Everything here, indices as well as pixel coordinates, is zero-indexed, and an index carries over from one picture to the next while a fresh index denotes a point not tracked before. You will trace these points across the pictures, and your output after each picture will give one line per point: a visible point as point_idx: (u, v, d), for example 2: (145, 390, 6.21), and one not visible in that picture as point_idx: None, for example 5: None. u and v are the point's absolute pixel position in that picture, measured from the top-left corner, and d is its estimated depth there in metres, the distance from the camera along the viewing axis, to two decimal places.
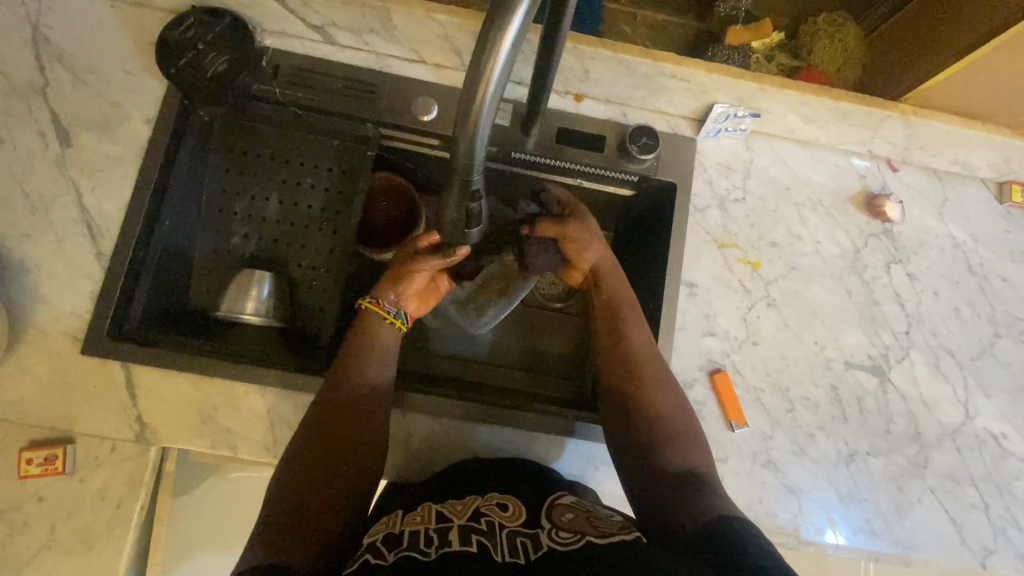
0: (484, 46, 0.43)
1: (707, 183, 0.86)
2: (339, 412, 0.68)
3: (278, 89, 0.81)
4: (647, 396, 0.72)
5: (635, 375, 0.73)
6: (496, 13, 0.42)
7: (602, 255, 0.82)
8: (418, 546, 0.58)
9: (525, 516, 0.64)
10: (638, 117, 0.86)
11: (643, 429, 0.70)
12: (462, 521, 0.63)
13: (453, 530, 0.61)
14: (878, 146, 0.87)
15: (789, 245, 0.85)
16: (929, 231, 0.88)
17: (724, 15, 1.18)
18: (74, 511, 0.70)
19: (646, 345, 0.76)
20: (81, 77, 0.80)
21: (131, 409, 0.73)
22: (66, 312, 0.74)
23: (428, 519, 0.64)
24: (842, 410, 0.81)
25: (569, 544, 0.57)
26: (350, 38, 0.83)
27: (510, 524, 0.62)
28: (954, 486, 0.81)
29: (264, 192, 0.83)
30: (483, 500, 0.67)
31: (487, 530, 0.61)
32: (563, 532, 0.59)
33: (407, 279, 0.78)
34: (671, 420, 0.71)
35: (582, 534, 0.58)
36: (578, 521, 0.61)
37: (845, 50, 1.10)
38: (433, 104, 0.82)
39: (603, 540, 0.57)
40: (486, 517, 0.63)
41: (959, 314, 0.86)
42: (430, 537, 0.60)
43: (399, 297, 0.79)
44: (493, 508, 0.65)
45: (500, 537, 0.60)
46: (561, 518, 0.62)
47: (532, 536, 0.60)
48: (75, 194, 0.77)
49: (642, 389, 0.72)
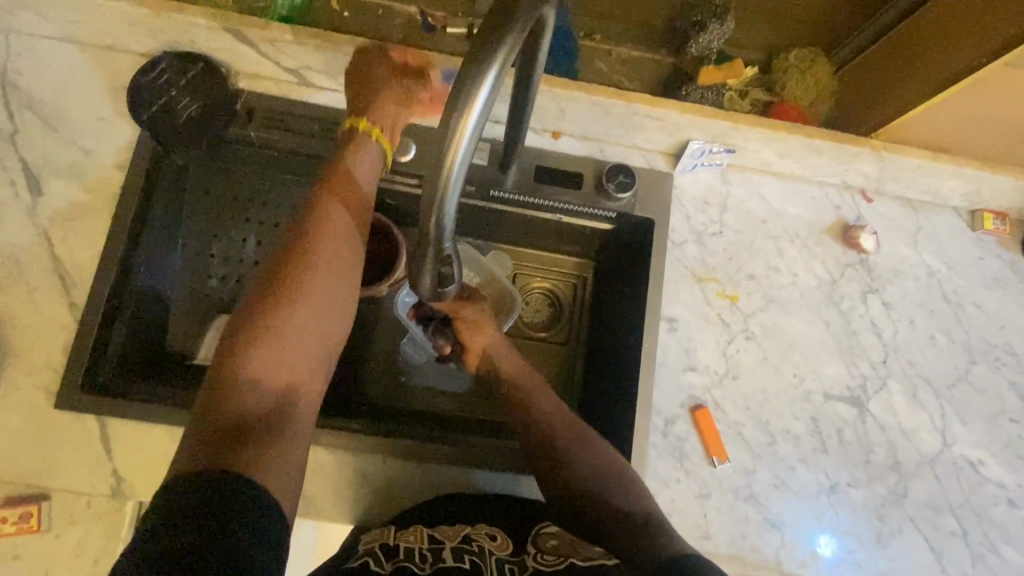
0: (452, 113, 0.44)
1: (685, 218, 0.86)
2: (284, 306, 0.55)
3: (253, 130, 0.80)
4: (567, 462, 0.68)
5: (550, 443, 0.70)
6: (460, 85, 0.44)
7: (496, 340, 0.79)
8: (413, 560, 0.62)
9: (512, 546, 0.67)
10: (615, 154, 0.86)
11: (569, 489, 0.66)
12: (454, 543, 0.66)
13: (447, 549, 0.64)
14: (852, 178, 0.88)
15: (767, 277, 0.86)
16: (904, 259, 0.89)
17: (697, 55, 1.16)
18: (50, 569, 0.69)
19: (555, 413, 0.73)
20: (52, 124, 0.79)
21: (106, 462, 0.72)
22: (39, 365, 0.73)
23: (421, 538, 0.67)
24: (822, 442, 0.82)
25: (552, 566, 0.62)
26: (326, 80, 0.82)
27: (499, 551, 0.65)
28: (933, 514, 0.82)
29: (241, 233, 0.85)
30: (473, 528, 0.70)
31: (477, 551, 0.64)
32: (547, 555, 0.64)
33: (387, 100, 0.68)
34: (600, 476, 0.66)
35: (565, 557, 0.63)
36: (563, 546, 0.65)
37: (817, 85, 1.10)
38: (409, 144, 0.83)
39: (586, 562, 0.62)
40: (476, 540, 0.66)
41: (935, 342, 0.87)
42: (425, 554, 0.63)
43: (388, 116, 0.68)
44: (484, 536, 0.68)
45: (490, 561, 0.63)
46: (546, 544, 0.67)
47: (519, 562, 0.64)
48: (47, 243, 0.76)
49: (562, 456, 0.68)
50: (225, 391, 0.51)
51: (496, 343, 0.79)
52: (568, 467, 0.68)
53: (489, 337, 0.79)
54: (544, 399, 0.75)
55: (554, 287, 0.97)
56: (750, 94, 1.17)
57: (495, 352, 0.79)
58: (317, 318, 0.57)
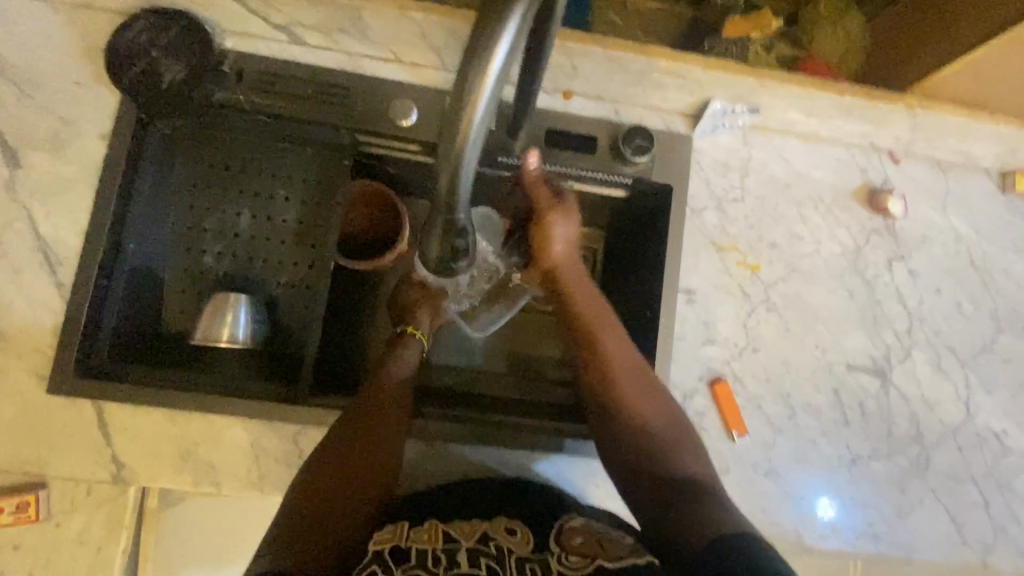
0: (474, 55, 0.39)
1: (705, 183, 0.82)
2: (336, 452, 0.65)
3: (243, 94, 0.74)
4: (631, 410, 0.68)
5: (615, 387, 0.70)
6: (484, 26, 0.39)
7: (567, 254, 0.76)
8: (427, 565, 0.62)
9: (533, 541, 0.66)
10: (631, 115, 0.80)
11: (639, 440, 0.67)
12: (470, 543, 0.65)
13: (462, 551, 0.64)
14: (880, 139, 0.84)
15: (789, 245, 0.82)
16: (932, 225, 0.85)
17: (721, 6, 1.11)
18: (53, 559, 0.67)
19: (625, 356, 0.72)
20: (25, 90, 0.73)
21: (106, 448, 0.69)
22: (29, 349, 0.69)
23: (434, 537, 0.66)
24: (844, 414, 0.80)
25: (579, 571, 0.61)
26: (320, 38, 0.77)
27: (519, 549, 0.65)
28: (955, 485, 0.80)
29: (236, 206, 0.77)
30: (490, 523, 0.68)
31: (495, 553, 0.64)
32: (572, 557, 0.63)
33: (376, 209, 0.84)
34: (661, 432, 0.67)
35: (592, 558, 0.63)
36: (589, 545, 0.64)
37: (847, 37, 1.06)
38: (411, 106, 0.77)
39: (614, 565, 0.61)
40: (494, 538, 0.66)
41: (961, 311, 0.84)
42: (438, 556, 0.63)
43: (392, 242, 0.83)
44: (503, 532, 0.67)
45: (509, 562, 0.63)
46: (570, 542, 0.65)
47: (541, 562, 0.63)
48: (28, 220, 0.71)
49: (626, 403, 0.69)
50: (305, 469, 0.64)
51: (570, 259, 0.77)
52: (638, 418, 0.68)
53: (562, 248, 0.76)
54: (610, 331, 0.73)
55: None
56: (775, 48, 1.08)
57: (564, 263, 0.76)
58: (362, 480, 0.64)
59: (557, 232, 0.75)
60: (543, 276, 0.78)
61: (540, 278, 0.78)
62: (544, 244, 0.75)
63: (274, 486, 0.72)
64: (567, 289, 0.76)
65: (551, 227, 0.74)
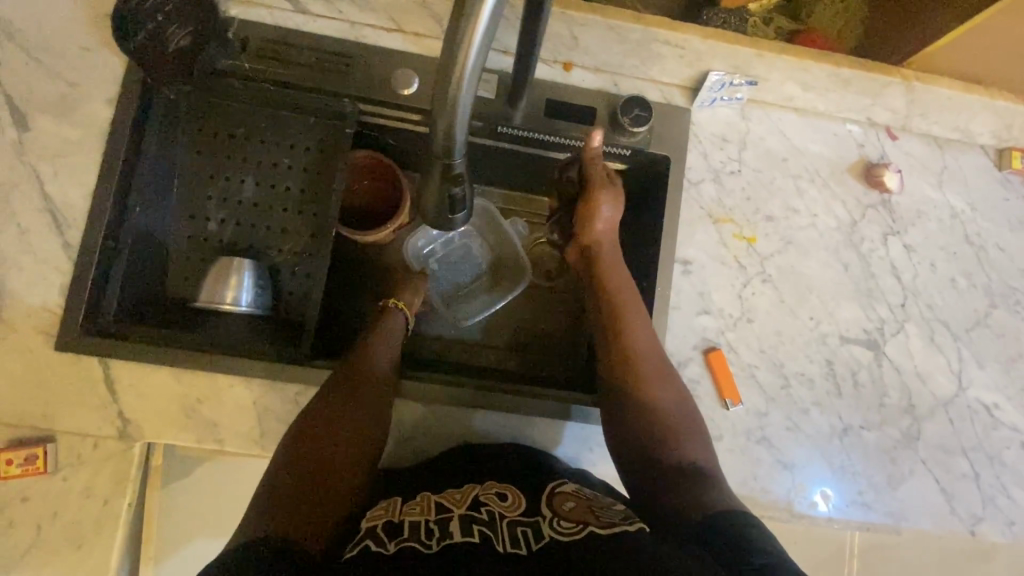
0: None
1: (702, 155, 0.82)
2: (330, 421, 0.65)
3: (247, 62, 0.77)
4: (648, 396, 0.69)
5: (635, 372, 0.71)
6: None
7: (608, 235, 0.80)
8: (419, 538, 0.58)
9: (524, 505, 0.63)
10: (629, 87, 0.81)
11: (653, 425, 0.68)
12: (462, 511, 0.63)
13: (453, 520, 0.61)
14: (877, 114, 0.85)
15: (785, 218, 0.83)
16: (928, 201, 0.86)
17: None
18: (59, 510, 0.69)
19: (646, 343, 0.73)
20: (34, 55, 0.74)
21: (112, 404, 0.71)
22: (36, 306, 0.71)
23: (427, 509, 0.63)
24: (837, 385, 0.81)
25: (574, 534, 0.57)
26: (323, 7, 0.78)
27: (510, 514, 0.62)
28: (946, 456, 0.81)
29: (239, 174, 0.78)
30: (482, 489, 0.66)
31: (487, 520, 0.61)
32: (564, 522, 0.59)
33: (371, 181, 0.86)
34: (673, 418, 0.68)
35: (585, 524, 0.58)
36: (579, 511, 0.61)
37: (844, 12, 1.10)
38: (413, 75, 0.78)
39: (607, 530, 0.56)
40: (486, 506, 0.63)
41: (955, 285, 0.85)
42: (431, 529, 0.60)
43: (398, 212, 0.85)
44: (493, 497, 0.65)
45: (501, 527, 0.60)
46: (562, 507, 0.62)
47: (533, 526, 0.60)
48: (36, 181, 0.73)
49: (643, 390, 0.69)
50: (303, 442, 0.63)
51: (608, 241, 0.80)
52: (655, 403, 0.69)
53: (604, 229, 0.79)
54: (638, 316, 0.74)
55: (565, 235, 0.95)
56: (775, 21, 1.12)
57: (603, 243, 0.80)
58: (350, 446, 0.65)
59: (603, 213, 0.78)
60: (580, 254, 0.81)
61: (578, 254, 0.82)
62: (588, 222, 0.79)
63: (275, 445, 0.74)
64: (601, 267, 0.78)
65: (595, 211, 0.78)
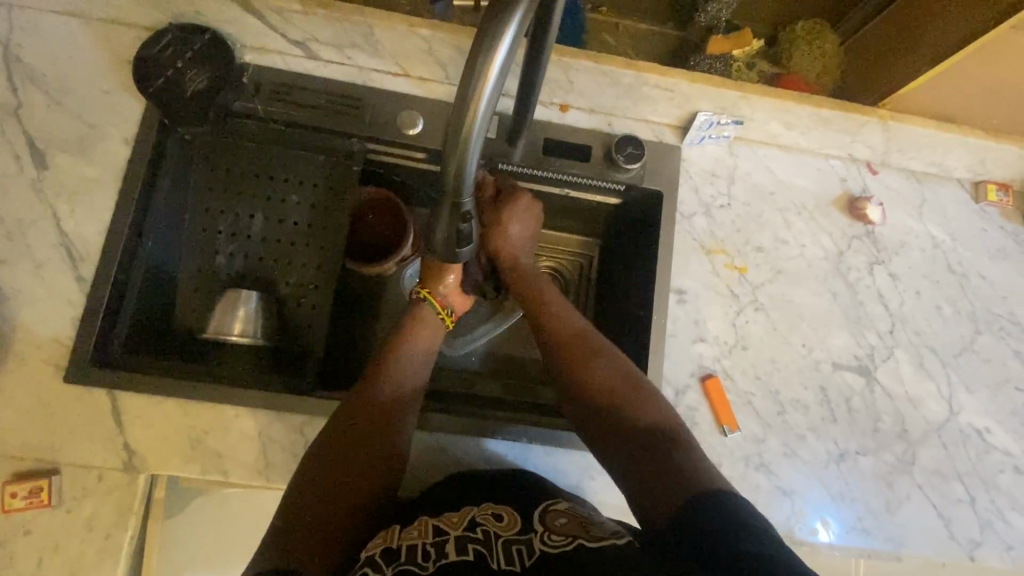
0: (481, 45, 0.44)
1: (693, 190, 0.87)
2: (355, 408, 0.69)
3: (261, 104, 0.80)
4: (583, 373, 0.71)
5: (567, 354, 0.74)
6: (491, 20, 0.44)
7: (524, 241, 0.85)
8: (416, 560, 0.59)
9: (520, 524, 0.63)
10: (623, 127, 0.86)
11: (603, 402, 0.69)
12: (457, 532, 0.62)
13: (450, 541, 0.61)
14: (857, 150, 0.90)
15: (775, 248, 0.87)
16: (909, 231, 0.90)
17: (705, 25, 1.21)
18: (61, 544, 0.68)
19: (570, 321, 0.78)
20: (57, 98, 0.78)
21: (117, 436, 0.72)
22: (48, 338, 0.72)
23: (424, 532, 0.63)
24: (832, 411, 0.83)
25: (558, 546, 0.58)
26: (333, 52, 0.83)
27: (506, 533, 0.62)
28: (941, 481, 0.82)
29: (249, 210, 0.81)
30: (478, 509, 0.66)
31: (482, 539, 0.61)
32: (555, 536, 0.59)
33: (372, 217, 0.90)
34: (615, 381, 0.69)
35: (574, 538, 0.58)
36: (572, 525, 0.61)
37: (822, 56, 1.16)
38: (419, 117, 0.82)
39: (598, 542, 0.57)
40: (481, 525, 0.63)
41: (941, 313, 0.88)
42: (428, 551, 0.60)
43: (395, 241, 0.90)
44: (490, 517, 0.64)
45: (496, 546, 0.60)
46: (554, 522, 0.62)
47: (528, 544, 0.60)
48: (53, 217, 0.75)
49: (577, 369, 0.72)
50: (330, 446, 0.66)
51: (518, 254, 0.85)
52: (589, 375, 0.71)
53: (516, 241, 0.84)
54: (552, 304, 0.80)
55: (558, 265, 0.99)
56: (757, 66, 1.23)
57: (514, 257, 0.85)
58: (370, 430, 0.68)
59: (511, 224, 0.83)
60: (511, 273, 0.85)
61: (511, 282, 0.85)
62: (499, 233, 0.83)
63: (279, 476, 0.74)
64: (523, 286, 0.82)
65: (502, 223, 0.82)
